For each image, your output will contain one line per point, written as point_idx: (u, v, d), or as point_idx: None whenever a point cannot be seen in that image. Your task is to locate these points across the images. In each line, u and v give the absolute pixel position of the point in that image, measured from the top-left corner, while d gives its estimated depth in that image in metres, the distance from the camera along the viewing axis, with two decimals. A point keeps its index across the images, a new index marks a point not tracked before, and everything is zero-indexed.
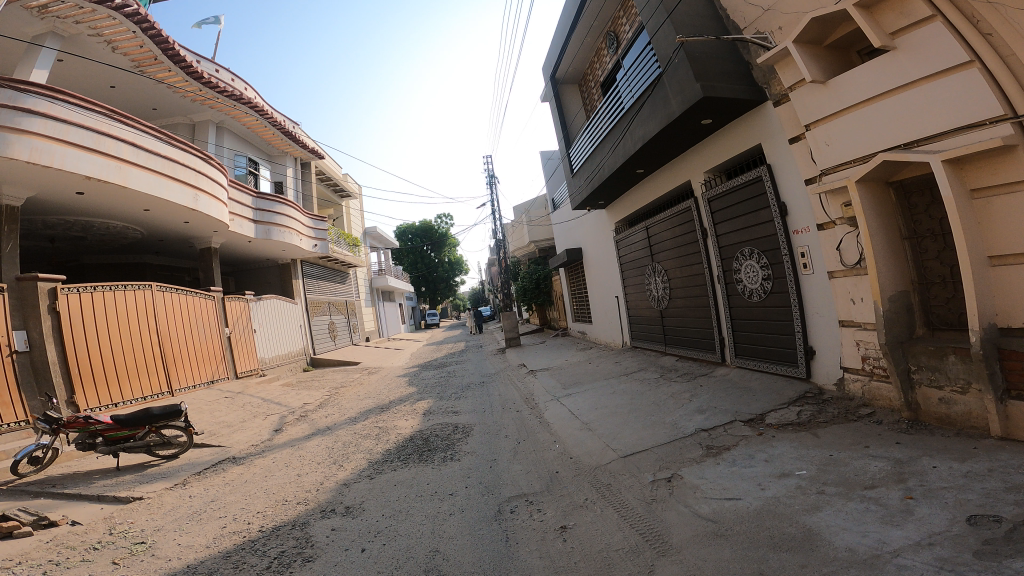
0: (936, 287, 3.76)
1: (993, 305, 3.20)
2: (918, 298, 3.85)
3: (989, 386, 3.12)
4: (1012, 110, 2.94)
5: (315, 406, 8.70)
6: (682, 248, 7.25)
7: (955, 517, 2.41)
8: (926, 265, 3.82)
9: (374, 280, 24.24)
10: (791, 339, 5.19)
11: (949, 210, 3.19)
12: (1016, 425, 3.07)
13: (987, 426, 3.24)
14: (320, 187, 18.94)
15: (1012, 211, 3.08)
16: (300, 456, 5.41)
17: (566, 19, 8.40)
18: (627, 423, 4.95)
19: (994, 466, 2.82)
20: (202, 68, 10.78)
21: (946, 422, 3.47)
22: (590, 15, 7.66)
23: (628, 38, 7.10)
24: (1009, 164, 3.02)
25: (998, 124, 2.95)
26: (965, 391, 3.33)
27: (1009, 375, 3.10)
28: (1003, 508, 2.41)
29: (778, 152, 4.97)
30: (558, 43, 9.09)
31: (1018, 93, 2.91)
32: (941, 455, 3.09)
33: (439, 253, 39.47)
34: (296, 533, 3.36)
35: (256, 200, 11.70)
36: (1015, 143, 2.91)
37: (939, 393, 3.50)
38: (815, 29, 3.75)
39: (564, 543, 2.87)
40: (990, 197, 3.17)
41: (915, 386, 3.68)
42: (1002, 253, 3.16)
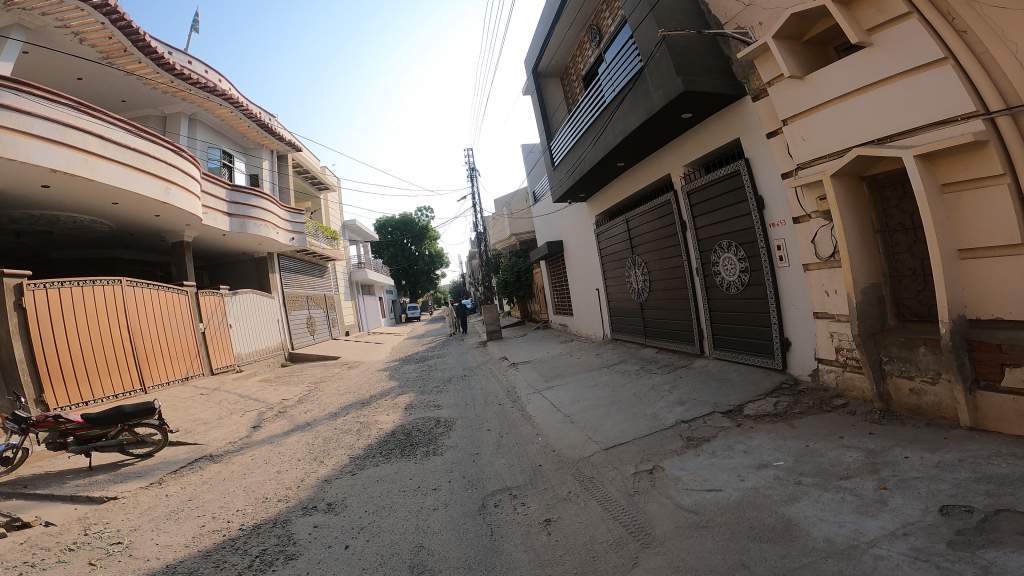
0: (908, 280, 3.84)
1: (963, 298, 3.29)
2: (890, 290, 3.94)
3: (959, 377, 3.20)
4: (983, 107, 3.02)
5: (294, 401, 8.61)
6: (661, 241, 7.31)
7: (928, 508, 2.47)
8: (897, 259, 3.90)
9: (354, 274, 24.11)
10: (767, 331, 5.28)
11: (921, 204, 3.26)
12: (985, 416, 3.16)
13: (956, 416, 3.34)
14: (299, 180, 18.67)
15: (982, 206, 3.15)
16: (280, 453, 5.35)
17: (548, 12, 8.36)
18: (608, 415, 4.99)
19: (965, 457, 2.90)
20: (174, 60, 10.56)
21: (917, 413, 3.57)
22: (572, 9, 7.63)
23: (612, 32, 7.09)
24: (979, 158, 3.08)
25: (970, 120, 3.03)
26: (935, 381, 3.43)
27: (978, 366, 3.19)
28: (975, 498, 2.47)
29: (756, 146, 5.02)
30: (540, 36, 9.01)
31: (990, 91, 2.99)
32: (912, 445, 3.17)
33: (420, 245, 39.34)
34: (278, 531, 3.32)
35: (230, 192, 11.49)
36: (987, 140, 2.98)
37: (910, 384, 3.60)
38: (794, 24, 3.79)
39: (549, 536, 2.89)
40: (961, 193, 3.23)
41: (886, 376, 3.77)
42: (972, 246, 3.24)
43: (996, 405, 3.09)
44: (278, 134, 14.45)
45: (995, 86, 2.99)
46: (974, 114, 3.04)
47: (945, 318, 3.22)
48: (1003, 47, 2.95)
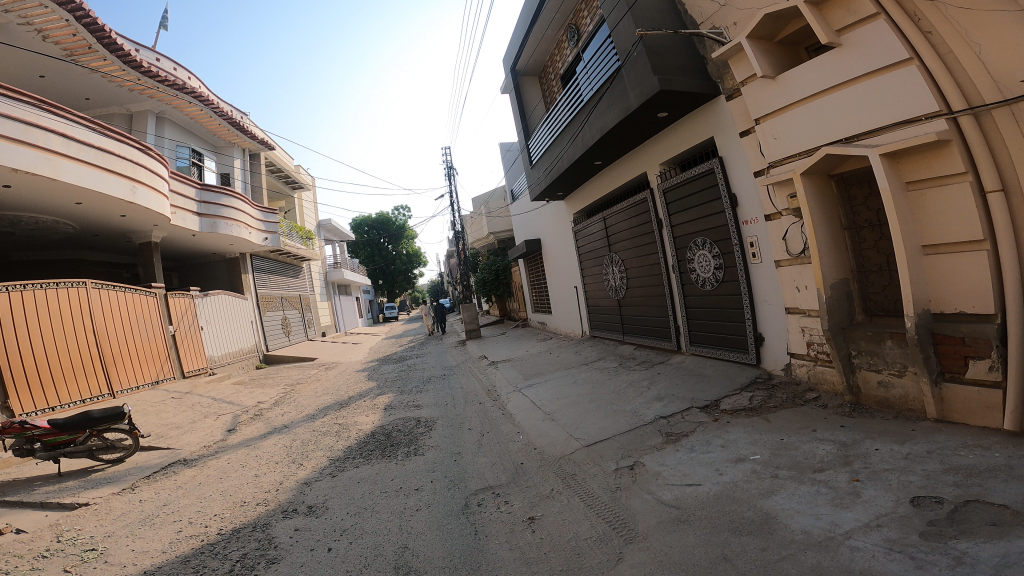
0: (874, 275, 3.95)
1: (927, 293, 3.39)
2: (857, 286, 4.04)
3: (924, 370, 3.30)
4: (946, 107, 3.11)
5: (270, 404, 8.49)
6: (638, 239, 7.38)
7: (900, 499, 2.54)
8: (863, 255, 4.00)
9: (329, 274, 23.84)
10: (741, 326, 5.37)
11: (886, 202, 3.35)
12: (951, 407, 3.27)
13: (922, 408, 3.45)
14: (271, 179, 18.38)
15: (943, 203, 3.24)
16: (257, 456, 5.27)
17: (527, 11, 8.36)
18: (588, 412, 5.03)
19: (932, 448, 2.99)
20: (142, 58, 10.32)
21: (885, 405, 3.67)
22: (551, 9, 7.66)
23: (590, 31, 7.13)
24: (942, 157, 3.16)
25: (933, 119, 3.11)
26: (902, 374, 3.53)
27: (942, 359, 3.29)
28: (943, 489, 2.55)
29: (730, 144, 5.10)
30: (519, 34, 9.01)
31: (952, 91, 3.08)
32: (882, 437, 3.26)
33: (397, 245, 39.08)
34: (258, 535, 3.27)
35: (200, 191, 11.25)
36: (949, 139, 3.07)
37: (878, 377, 3.69)
38: (767, 25, 3.86)
39: (533, 534, 2.90)
40: (925, 190, 3.32)
41: (855, 369, 3.87)
42: (935, 242, 3.34)
43: (961, 396, 3.20)
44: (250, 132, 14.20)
45: (957, 87, 3.09)
46: (937, 114, 3.13)
47: (910, 312, 3.32)
48: (965, 47, 3.08)
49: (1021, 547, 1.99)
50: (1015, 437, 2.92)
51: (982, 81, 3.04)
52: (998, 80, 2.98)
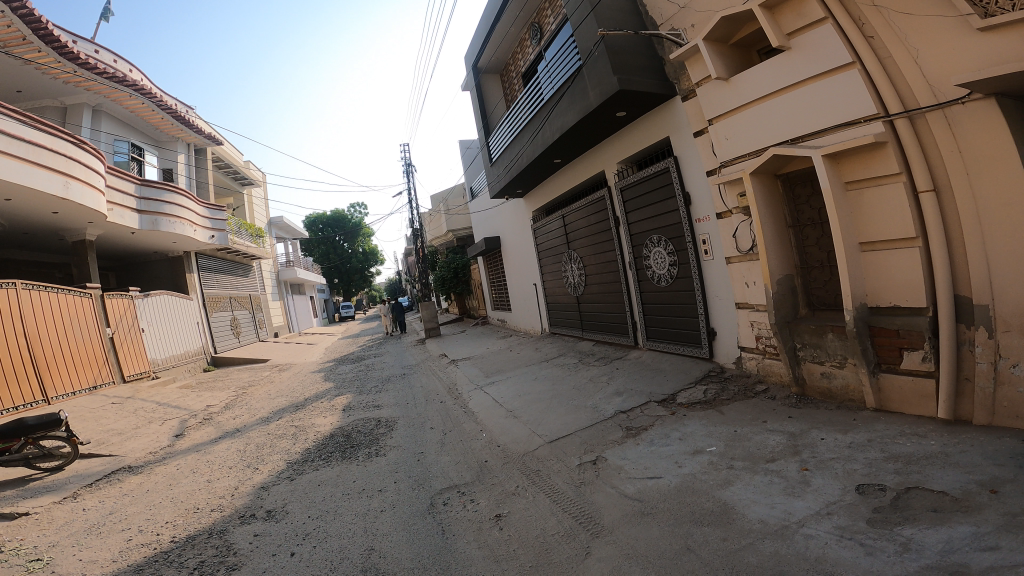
0: (817, 271, 4.12)
1: (864, 288, 3.56)
2: (801, 281, 4.20)
3: (863, 361, 3.47)
4: (884, 110, 3.27)
5: (220, 407, 8.20)
6: (595, 236, 7.47)
7: (846, 487, 2.64)
8: (807, 251, 4.17)
9: (282, 273, 23.19)
10: (695, 322, 5.51)
11: (828, 200, 3.50)
12: (889, 396, 3.45)
13: (862, 397, 3.62)
14: (218, 174, 17.75)
15: (879, 202, 3.40)
16: (209, 461, 5.08)
17: (489, 8, 8.34)
18: (550, 409, 5.06)
19: (873, 437, 3.13)
20: (80, 49, 9.86)
21: (828, 395, 3.84)
22: (514, 7, 7.65)
23: (552, 30, 7.16)
24: (879, 158, 3.31)
25: (872, 121, 3.27)
26: (843, 365, 3.70)
27: (879, 350, 3.46)
28: (886, 476, 2.67)
29: (684, 144, 5.22)
30: (481, 31, 8.98)
31: (890, 95, 3.23)
32: (827, 427, 3.40)
33: (352, 243, 38.38)
34: (214, 541, 3.16)
35: (141, 188, 10.75)
36: (886, 141, 3.23)
37: (821, 368, 3.86)
38: (723, 27, 3.96)
39: (501, 531, 2.90)
40: (863, 189, 3.48)
41: (801, 362, 4.02)
42: (871, 240, 3.50)
43: (898, 386, 3.38)
44: (196, 126, 13.65)
45: (895, 90, 3.22)
46: (875, 117, 3.28)
47: (849, 306, 3.48)
48: (903, 50, 3.18)
49: (961, 532, 2.08)
50: (948, 425, 3.09)
51: (918, 84, 3.15)
52: (933, 83, 3.10)
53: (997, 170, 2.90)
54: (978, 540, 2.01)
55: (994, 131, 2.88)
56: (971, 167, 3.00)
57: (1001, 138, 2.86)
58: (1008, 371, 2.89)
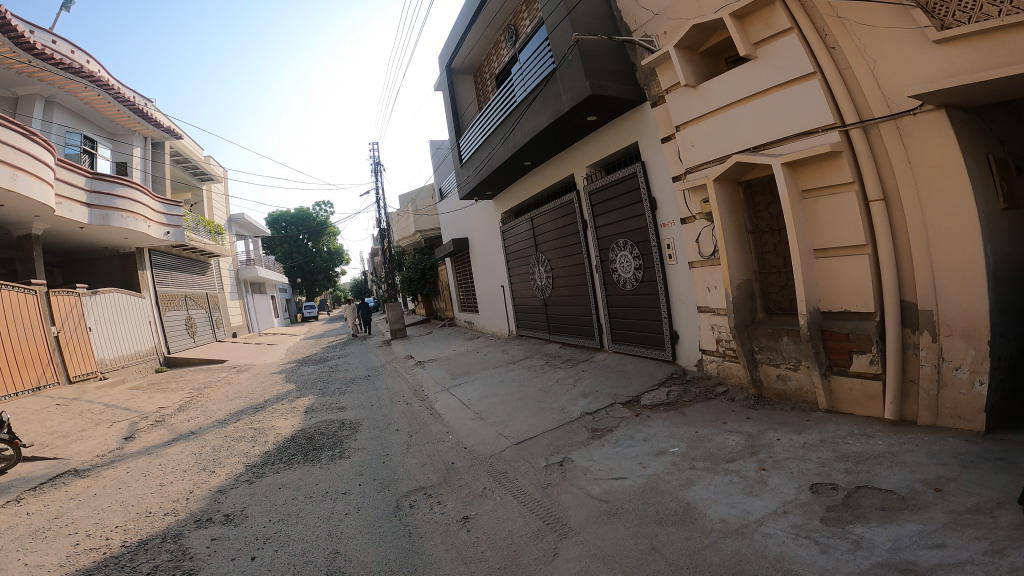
0: (774, 277, 4.24)
1: (817, 293, 3.68)
2: (759, 286, 4.32)
3: (816, 363, 3.60)
4: (841, 120, 3.39)
5: (174, 409, 7.94)
6: (563, 239, 7.52)
7: (801, 486, 2.72)
8: (764, 257, 4.29)
9: (242, 271, 22.61)
10: (658, 325, 5.61)
11: (785, 207, 3.61)
12: (839, 398, 3.58)
13: (814, 399, 3.74)
14: (176, 169, 17.21)
15: (833, 210, 3.53)
16: (161, 464, 4.92)
17: (465, 9, 8.32)
18: (517, 410, 5.08)
19: (825, 437, 3.24)
20: (36, 38, 9.56)
21: (783, 397, 3.96)
22: (490, 9, 7.66)
23: (529, 32, 7.19)
24: (834, 167, 3.44)
25: (829, 131, 3.39)
26: (797, 368, 3.82)
27: (831, 353, 3.59)
28: (837, 476, 2.76)
29: (651, 149, 5.31)
30: (456, 32, 8.95)
31: (847, 106, 3.36)
32: (782, 428, 3.51)
33: (317, 242, 37.71)
34: (169, 546, 3.06)
35: (91, 181, 10.35)
36: (841, 150, 3.35)
37: (777, 370, 3.98)
38: (693, 35, 4.05)
39: (468, 533, 2.89)
40: (818, 198, 3.60)
41: (758, 364, 4.14)
42: (825, 247, 3.63)
43: (847, 388, 3.52)
44: (153, 119, 13.23)
45: (851, 101, 3.35)
46: (832, 126, 3.41)
47: (803, 310, 3.59)
48: (861, 62, 3.30)
49: (909, 530, 2.17)
50: (894, 425, 3.23)
51: (873, 95, 3.27)
52: (886, 94, 3.23)
53: (943, 181, 3.05)
54: (925, 538, 2.09)
55: (942, 142, 3.02)
56: (919, 177, 3.14)
57: (948, 150, 3.00)
58: (950, 373, 3.04)
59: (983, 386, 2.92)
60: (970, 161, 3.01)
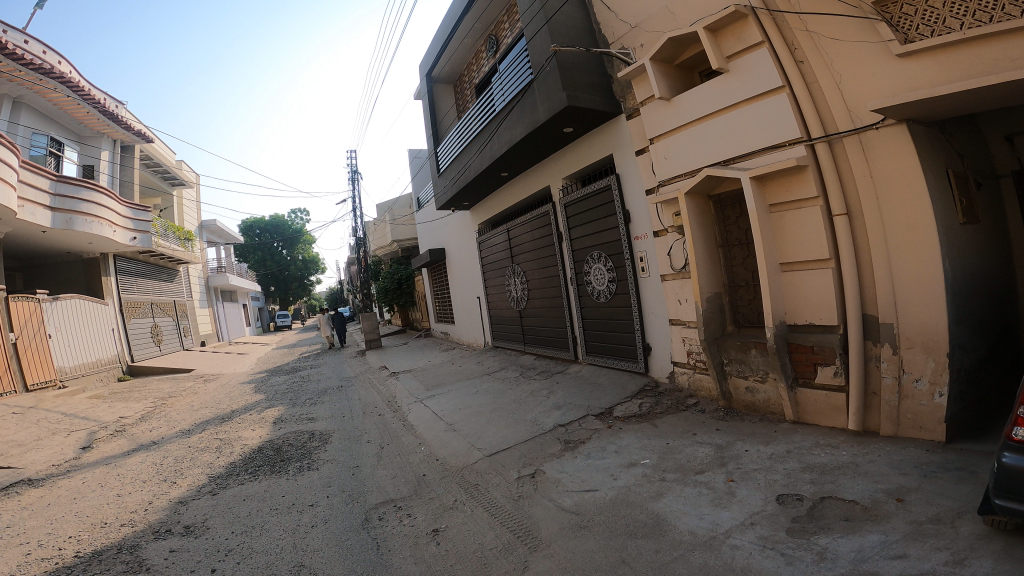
0: (742, 290, 4.29)
1: (783, 306, 3.74)
2: (728, 299, 4.37)
3: (783, 376, 3.65)
4: (807, 135, 3.48)
5: (135, 419, 7.71)
6: (539, 251, 7.54)
7: (768, 497, 2.75)
8: (734, 271, 4.35)
9: (212, 279, 22.19)
10: (631, 337, 5.65)
11: (752, 220, 3.67)
12: (805, 409, 3.64)
13: (782, 411, 3.80)
14: (146, 173, 16.88)
15: (799, 225, 3.60)
16: (120, 474, 4.77)
17: (446, 19, 8.36)
18: (490, 422, 5.05)
19: (792, 448, 3.28)
20: (7, 37, 9.37)
21: (752, 409, 4.00)
22: (471, 19, 7.70)
23: (509, 43, 7.24)
24: (800, 181, 3.51)
25: (796, 145, 3.47)
26: (765, 380, 3.87)
27: (797, 365, 3.66)
28: (803, 487, 2.79)
29: (626, 162, 5.37)
30: (437, 41, 8.98)
31: (814, 121, 3.44)
32: (751, 439, 3.54)
33: (291, 250, 37.26)
34: (125, 557, 2.96)
35: (56, 184, 10.09)
36: (807, 165, 3.43)
37: (746, 383, 4.03)
38: (668, 48, 4.12)
39: (438, 546, 2.85)
40: (784, 212, 3.67)
41: (727, 377, 4.18)
42: (791, 260, 3.69)
43: (812, 400, 3.58)
44: (124, 122, 12.97)
45: (817, 116, 3.44)
46: (799, 141, 3.49)
47: (770, 323, 3.64)
48: (829, 77, 3.39)
49: (871, 540, 2.20)
50: (858, 436, 3.29)
51: (839, 110, 3.36)
52: (851, 109, 3.32)
53: (903, 196, 3.14)
54: (888, 548, 2.12)
55: (903, 158, 3.11)
56: (881, 192, 3.23)
57: (910, 165, 3.09)
58: (911, 385, 3.12)
59: (942, 398, 3.00)
60: (929, 175, 3.10)
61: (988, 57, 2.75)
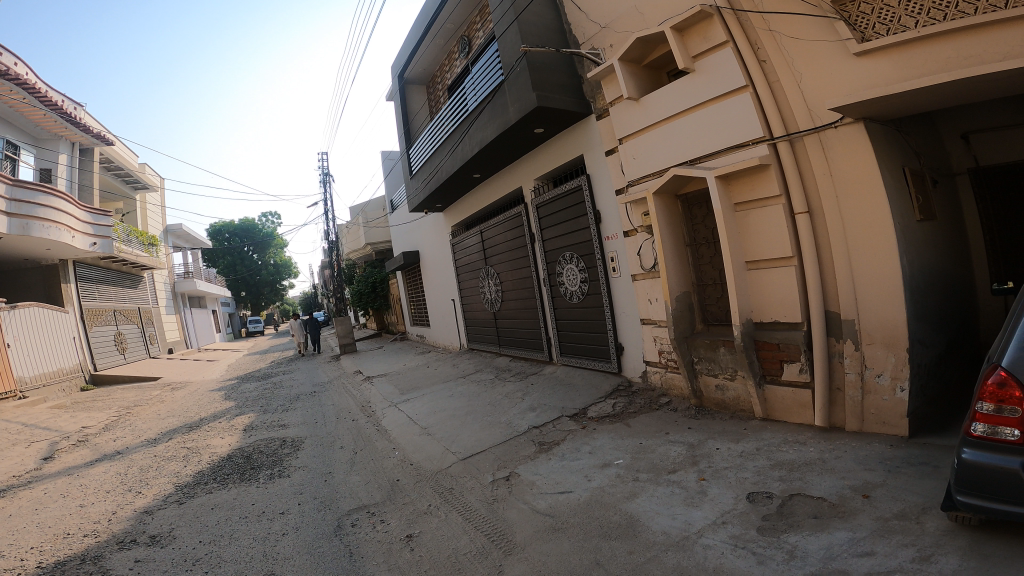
0: (710, 289, 4.34)
1: (750, 304, 3.79)
2: (697, 298, 4.41)
3: (751, 373, 3.70)
4: (770, 134, 3.53)
5: (98, 429, 7.50)
6: (512, 252, 7.54)
7: (739, 495, 2.78)
8: (702, 270, 4.39)
9: (179, 285, 21.71)
10: (604, 337, 5.67)
11: (718, 219, 3.71)
12: (773, 406, 3.70)
13: (751, 408, 3.85)
14: (108, 177, 16.45)
15: (763, 223, 3.65)
16: (83, 484, 4.63)
17: (419, 19, 8.31)
18: (464, 425, 5.02)
19: (761, 445, 3.33)
20: None
21: (722, 406, 4.05)
22: (443, 20, 7.67)
23: (481, 44, 7.22)
24: (763, 180, 3.57)
25: (760, 144, 3.52)
26: (733, 378, 3.93)
27: (764, 363, 3.71)
28: (772, 484, 2.83)
29: (596, 162, 5.39)
30: (409, 41, 8.93)
31: (777, 119, 3.49)
32: (721, 437, 3.58)
33: (263, 254, 36.70)
34: (87, 568, 2.87)
35: (12, 188, 9.78)
36: (769, 163, 3.48)
37: (715, 381, 4.08)
38: (637, 48, 4.15)
39: (412, 552, 2.82)
40: (749, 211, 3.72)
41: (698, 375, 4.23)
42: (756, 259, 3.74)
43: (779, 396, 3.64)
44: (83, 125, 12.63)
45: (779, 114, 3.49)
46: (762, 140, 3.54)
47: (737, 322, 3.68)
48: (790, 75, 3.45)
49: (840, 538, 2.24)
50: (824, 431, 3.34)
51: (800, 110, 3.43)
52: (811, 108, 3.38)
53: (862, 194, 3.21)
54: (856, 546, 2.16)
55: (862, 155, 3.18)
56: (840, 190, 3.30)
57: (869, 163, 3.16)
58: (873, 380, 3.19)
59: (904, 392, 3.07)
60: (885, 173, 3.19)
61: (938, 55, 2.84)
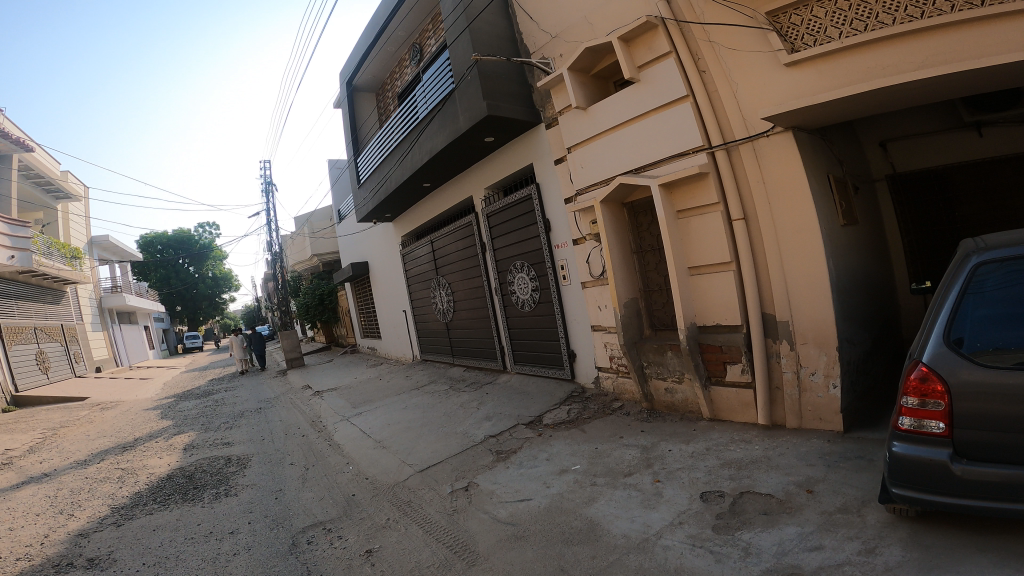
0: (656, 295, 4.49)
1: (693, 308, 3.94)
2: (644, 304, 4.55)
3: (697, 375, 3.86)
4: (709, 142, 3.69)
5: (23, 452, 7.03)
6: (463, 262, 7.55)
7: (693, 495, 2.89)
8: (648, 276, 4.53)
9: (107, 300, 20.56)
10: (556, 344, 5.76)
11: (662, 226, 3.85)
12: (719, 407, 3.86)
13: (699, 409, 4.01)
14: (27, 186, 15.47)
15: (704, 230, 3.81)
16: (10, 508, 4.34)
17: (369, 26, 8.25)
18: (420, 437, 4.99)
19: (710, 445, 3.47)
20: None
21: (672, 408, 4.20)
22: (394, 27, 7.64)
23: (433, 52, 7.23)
24: (703, 188, 3.73)
25: (699, 153, 3.68)
26: (681, 381, 4.08)
27: (709, 365, 3.87)
28: (723, 483, 2.96)
29: (545, 171, 5.49)
30: (358, 48, 8.85)
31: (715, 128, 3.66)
32: (673, 439, 3.71)
33: (200, 266, 35.22)
34: None
35: None
36: (708, 172, 3.65)
37: (665, 384, 4.22)
38: (586, 58, 4.27)
39: (372, 567, 2.79)
40: (690, 218, 3.88)
41: (648, 379, 4.36)
42: (698, 264, 3.90)
43: (725, 397, 3.80)
44: None
45: (717, 123, 3.66)
46: (702, 148, 3.70)
47: (682, 325, 3.83)
48: (726, 85, 3.62)
49: (790, 533, 2.37)
50: (767, 429, 3.51)
51: (736, 119, 3.60)
52: (747, 118, 3.56)
53: (792, 201, 3.41)
54: (805, 540, 2.29)
55: (792, 164, 3.39)
56: (773, 197, 3.49)
57: (797, 171, 3.37)
58: (809, 379, 3.38)
59: (836, 389, 3.27)
60: (812, 180, 3.40)
61: (858, 66, 3.07)
